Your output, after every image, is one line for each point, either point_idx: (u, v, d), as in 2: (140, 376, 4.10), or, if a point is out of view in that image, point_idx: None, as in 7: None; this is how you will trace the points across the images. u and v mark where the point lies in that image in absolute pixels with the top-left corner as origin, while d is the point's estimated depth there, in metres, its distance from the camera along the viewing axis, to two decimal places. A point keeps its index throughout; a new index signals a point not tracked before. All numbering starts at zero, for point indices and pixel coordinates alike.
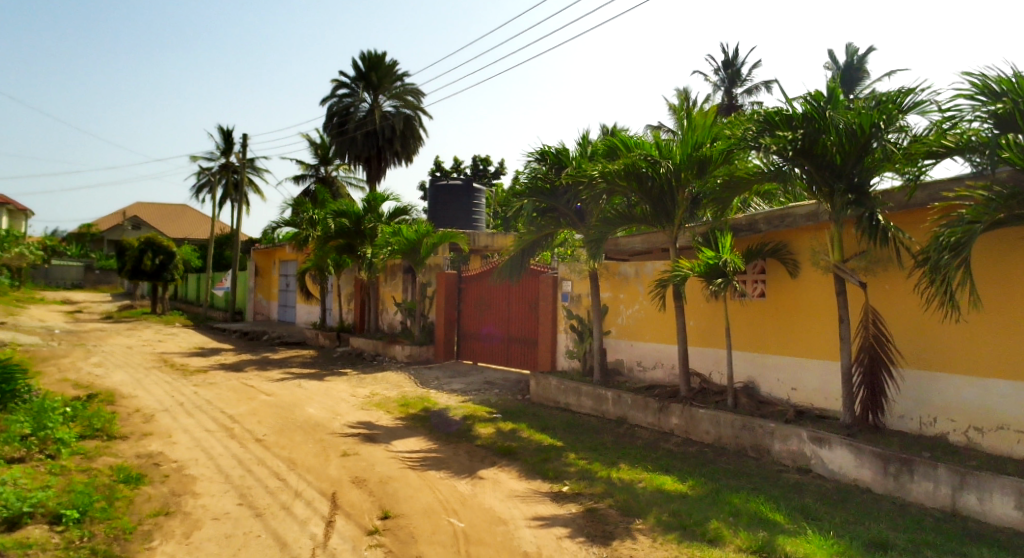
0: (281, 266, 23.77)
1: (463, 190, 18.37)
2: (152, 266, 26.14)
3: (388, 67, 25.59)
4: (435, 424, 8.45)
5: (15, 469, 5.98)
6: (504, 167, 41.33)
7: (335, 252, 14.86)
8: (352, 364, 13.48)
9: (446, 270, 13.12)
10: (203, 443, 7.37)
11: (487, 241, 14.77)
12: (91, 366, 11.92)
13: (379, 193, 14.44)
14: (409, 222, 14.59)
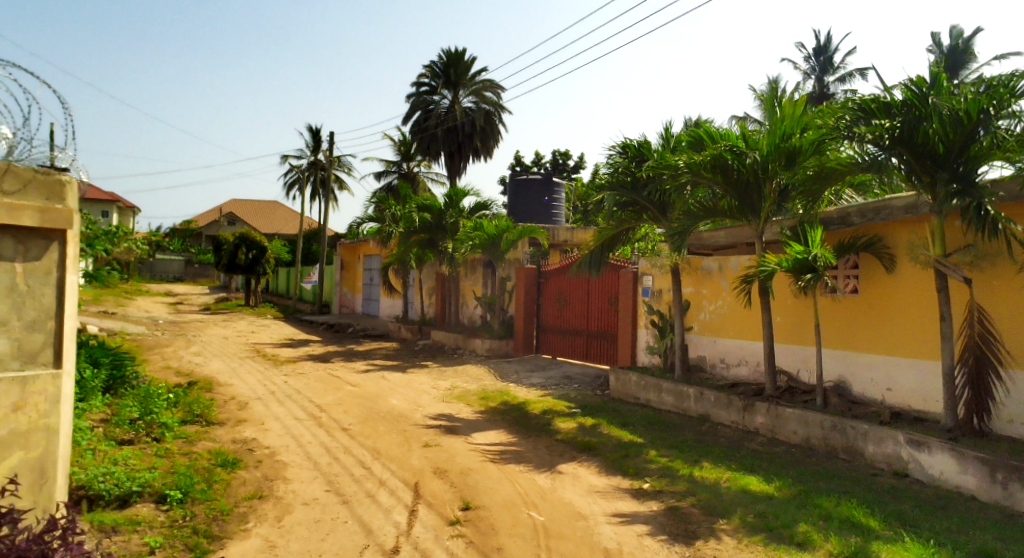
0: (364, 261, 24.50)
1: (542, 185, 18.35)
2: (246, 261, 27.30)
3: (467, 64, 25.85)
4: (515, 417, 8.48)
5: (125, 450, 6.36)
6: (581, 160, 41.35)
7: (417, 247, 15.26)
8: (433, 356, 13.76)
9: (525, 264, 13.19)
10: (293, 431, 7.65)
11: (566, 236, 14.62)
12: (191, 355, 12.60)
13: (460, 188, 14.58)
14: (489, 217, 14.72)
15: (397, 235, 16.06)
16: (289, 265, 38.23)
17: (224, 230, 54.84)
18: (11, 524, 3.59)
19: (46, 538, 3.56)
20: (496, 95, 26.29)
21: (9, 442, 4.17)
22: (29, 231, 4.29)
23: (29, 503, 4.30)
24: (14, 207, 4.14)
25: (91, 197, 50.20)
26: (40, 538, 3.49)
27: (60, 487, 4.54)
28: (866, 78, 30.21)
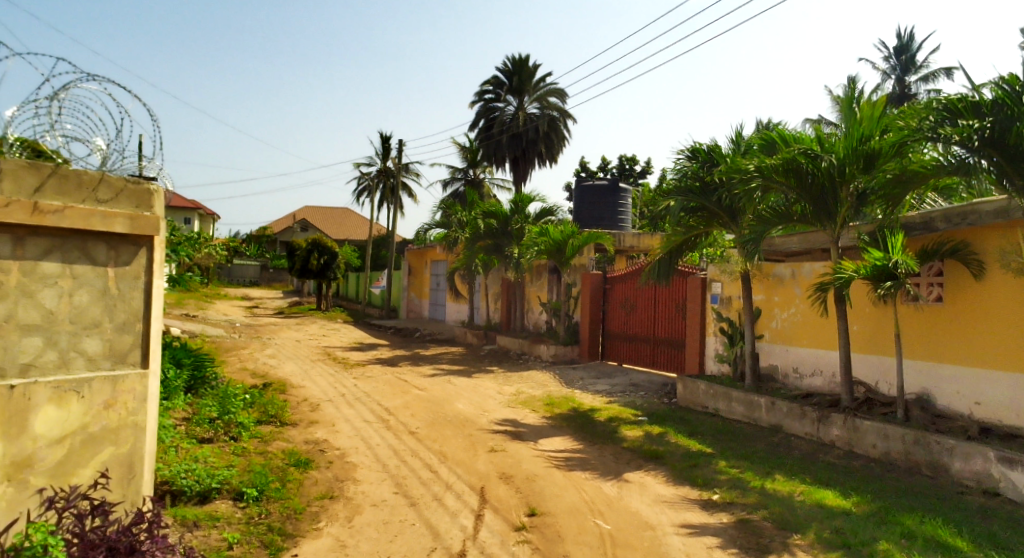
0: (431, 266, 24.92)
1: (609, 192, 18.52)
2: (318, 266, 28.12)
3: (530, 71, 26.44)
4: (581, 424, 8.46)
5: (205, 448, 6.61)
6: (647, 167, 41.29)
7: (483, 252, 15.46)
8: (499, 361, 13.89)
9: (591, 270, 13.22)
10: (362, 433, 7.82)
11: (632, 242, 14.82)
12: (266, 356, 13.09)
13: (526, 194, 14.70)
14: (555, 222, 14.76)
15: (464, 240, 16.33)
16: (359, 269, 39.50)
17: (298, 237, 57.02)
18: (103, 515, 3.77)
19: (134, 530, 3.75)
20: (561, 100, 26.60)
21: (101, 438, 4.34)
22: (121, 237, 4.42)
23: (119, 496, 4.49)
24: (108, 215, 4.26)
25: (178, 205, 53.36)
26: (131, 529, 3.76)
27: (146, 481, 4.76)
28: (952, 76, 28.98)
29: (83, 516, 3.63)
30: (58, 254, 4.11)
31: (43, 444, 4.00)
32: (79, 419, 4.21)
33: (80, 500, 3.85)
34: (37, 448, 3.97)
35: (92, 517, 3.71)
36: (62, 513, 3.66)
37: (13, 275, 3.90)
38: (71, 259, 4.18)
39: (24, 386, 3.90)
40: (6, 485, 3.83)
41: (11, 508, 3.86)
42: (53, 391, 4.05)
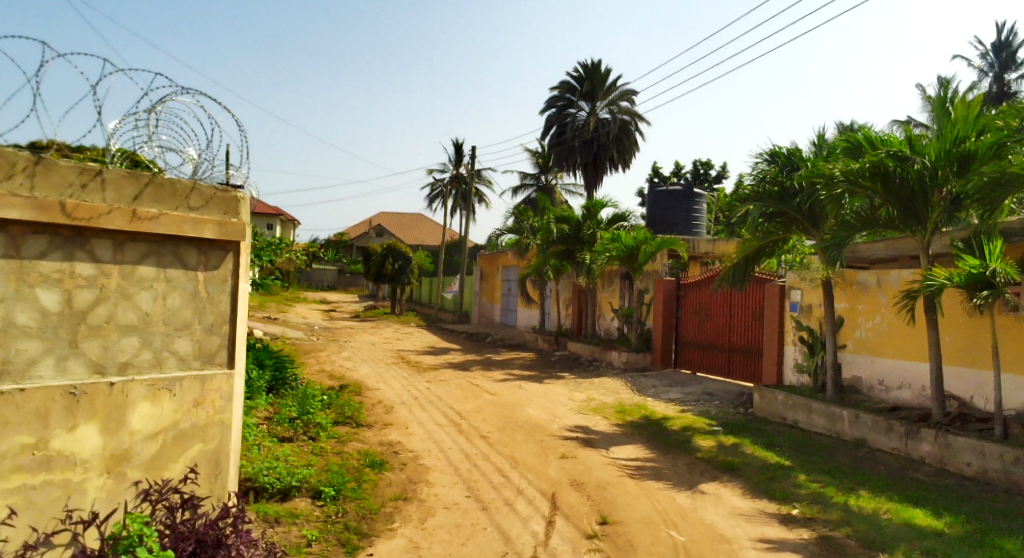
0: (503, 271, 25.19)
1: (684, 196, 19.16)
2: (393, 270, 28.84)
3: (603, 76, 28.52)
4: (653, 433, 8.39)
5: (285, 447, 6.86)
6: (722, 172, 40.84)
7: (555, 258, 15.56)
8: (570, 368, 13.99)
9: (664, 277, 13.24)
10: (435, 436, 7.98)
11: (708, 247, 15.31)
12: (343, 359, 13.60)
13: (599, 200, 14.78)
14: (627, 228, 14.84)
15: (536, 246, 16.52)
16: (432, 273, 40.47)
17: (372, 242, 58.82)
18: (192, 509, 3.90)
19: (219, 524, 3.87)
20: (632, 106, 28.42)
21: (191, 435, 4.33)
22: (211, 243, 4.41)
23: (207, 491, 4.46)
24: (199, 221, 4.25)
25: (259, 211, 56.42)
26: (216, 524, 3.82)
27: (233, 478, 4.71)
28: None
29: (174, 508, 3.82)
30: (154, 259, 4.13)
31: (139, 439, 4.04)
32: (171, 416, 4.22)
33: (172, 493, 4.01)
34: (134, 442, 4.01)
35: (182, 510, 3.86)
36: (156, 504, 3.84)
37: (113, 278, 3.92)
38: (165, 264, 4.18)
39: (122, 383, 3.95)
40: (106, 477, 3.89)
41: (110, 498, 3.92)
42: (148, 389, 4.08)
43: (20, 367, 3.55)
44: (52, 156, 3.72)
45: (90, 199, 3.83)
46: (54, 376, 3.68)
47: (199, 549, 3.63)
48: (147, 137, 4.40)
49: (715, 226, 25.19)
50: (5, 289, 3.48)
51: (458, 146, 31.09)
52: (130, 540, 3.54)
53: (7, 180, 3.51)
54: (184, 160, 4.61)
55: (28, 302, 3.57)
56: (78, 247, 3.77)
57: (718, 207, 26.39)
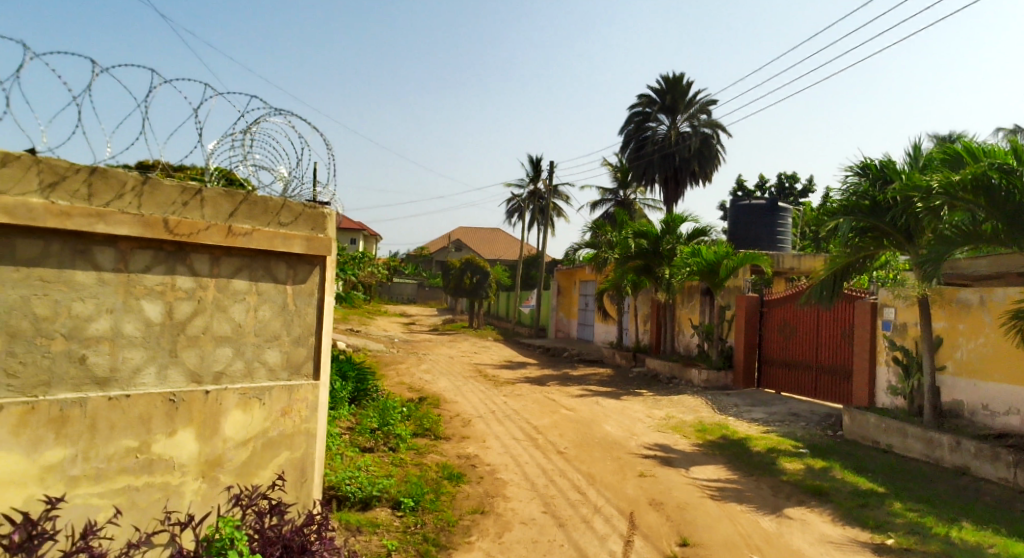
0: (580, 286, 25.07)
1: (768, 210, 18.51)
2: (472, 284, 29.33)
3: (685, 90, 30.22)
4: (736, 453, 8.04)
5: (368, 457, 7.03)
6: (809, 186, 39.15)
7: (633, 273, 15.32)
8: (648, 385, 13.69)
9: (746, 293, 12.75)
10: (512, 450, 7.98)
11: (793, 263, 14.66)
12: (422, 371, 13.90)
13: (678, 215, 14.52)
14: (708, 243, 14.50)
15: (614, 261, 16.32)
16: (509, 288, 40.84)
17: (449, 256, 60.07)
18: (279, 514, 4.03)
19: (305, 531, 3.99)
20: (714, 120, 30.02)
21: (279, 443, 4.47)
22: (299, 257, 4.57)
23: (292, 498, 4.59)
24: (289, 236, 4.42)
25: (346, 225, 59.10)
26: (301, 530, 3.94)
27: (317, 486, 4.83)
28: None
29: (263, 514, 3.94)
30: (247, 272, 4.30)
31: (231, 445, 4.21)
32: (261, 423, 4.36)
33: (261, 499, 4.15)
34: (226, 449, 4.18)
35: (270, 516, 3.97)
36: (247, 508, 3.98)
37: (210, 290, 4.12)
38: (257, 277, 4.35)
39: (216, 392, 4.12)
40: (201, 481, 4.07)
41: (205, 502, 4.10)
42: (240, 398, 4.24)
43: (127, 375, 3.76)
44: (158, 176, 3.93)
45: (191, 216, 4.03)
46: (156, 384, 3.89)
47: (287, 555, 3.74)
48: (243, 157, 4.65)
49: (800, 241, 24.17)
50: (115, 300, 3.70)
51: (534, 161, 31.55)
52: (222, 543, 3.68)
53: (117, 199, 3.72)
54: (275, 178, 4.85)
55: (135, 313, 3.79)
56: (179, 262, 3.98)
57: (803, 222, 25.30)
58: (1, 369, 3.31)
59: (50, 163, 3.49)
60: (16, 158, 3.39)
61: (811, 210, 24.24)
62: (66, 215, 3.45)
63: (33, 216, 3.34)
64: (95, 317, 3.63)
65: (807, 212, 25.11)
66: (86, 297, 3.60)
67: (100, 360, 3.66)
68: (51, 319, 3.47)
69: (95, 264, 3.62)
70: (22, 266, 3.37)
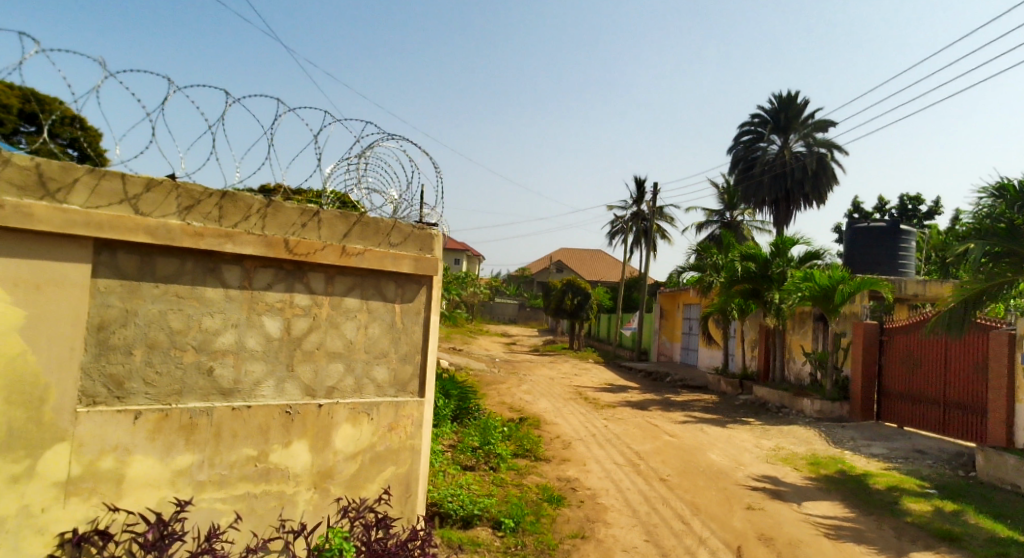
0: (684, 309, 24.24)
1: (888, 233, 17.10)
2: (572, 305, 29.19)
3: (798, 108, 29.24)
4: (855, 490, 7.33)
5: (469, 475, 7.08)
6: (937, 206, 35.74)
7: (739, 296, 14.59)
8: (755, 413, 12.89)
9: (864, 319, 11.72)
10: (613, 475, 7.75)
11: (916, 289, 13.36)
12: (522, 391, 13.94)
13: (789, 236, 13.70)
14: (822, 266, 13.55)
15: (719, 284, 15.66)
16: (609, 310, 40.28)
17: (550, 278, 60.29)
18: (384, 528, 4.17)
19: (409, 546, 4.04)
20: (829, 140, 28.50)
21: (385, 457, 4.60)
22: (407, 276, 4.73)
23: (397, 513, 4.68)
24: (398, 257, 4.60)
25: (451, 246, 61.09)
26: (405, 544, 4.03)
27: (421, 503, 4.89)
28: None
29: (369, 526, 4.11)
30: (359, 290, 4.50)
31: (341, 458, 4.37)
32: (369, 438, 4.51)
33: (368, 512, 4.29)
34: (337, 461, 4.35)
35: (376, 530, 4.13)
36: (354, 521, 4.15)
37: (325, 308, 4.34)
38: (368, 296, 4.55)
39: (328, 405, 4.32)
40: (313, 492, 4.26)
41: (316, 512, 4.27)
42: (350, 412, 4.41)
43: (248, 387, 4.02)
44: (280, 199, 4.20)
45: (309, 236, 4.28)
46: (274, 396, 4.13)
47: None
48: (356, 181, 4.93)
49: (926, 265, 22.07)
50: (240, 316, 3.99)
51: (637, 181, 31.17)
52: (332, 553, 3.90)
53: (245, 220, 4.01)
54: (387, 201, 5.08)
55: (257, 328, 4.05)
56: (298, 280, 4.23)
57: (930, 246, 23.09)
58: (141, 378, 3.63)
59: (187, 188, 3.81)
60: (159, 184, 3.71)
61: (940, 233, 22.08)
62: (199, 235, 3.76)
63: (172, 237, 3.66)
64: (222, 331, 3.92)
65: (934, 235, 22.90)
66: (214, 313, 3.89)
67: (225, 372, 3.94)
68: (184, 333, 3.78)
69: (222, 281, 3.92)
70: (161, 282, 3.69)
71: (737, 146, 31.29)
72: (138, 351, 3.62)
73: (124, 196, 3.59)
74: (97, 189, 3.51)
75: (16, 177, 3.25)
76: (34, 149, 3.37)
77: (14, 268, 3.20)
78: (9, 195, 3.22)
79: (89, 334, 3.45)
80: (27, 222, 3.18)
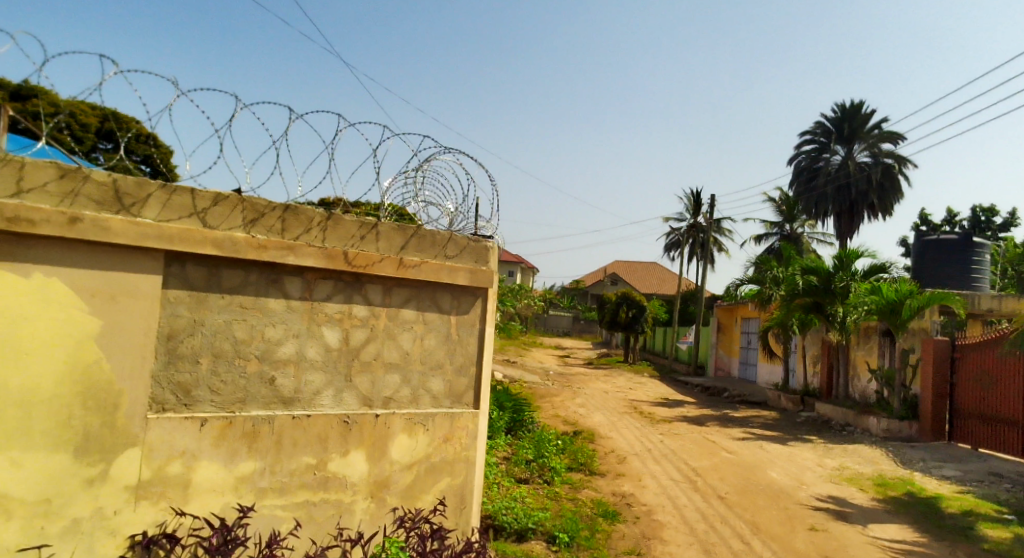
0: (742, 323, 23.50)
1: (961, 246, 16.15)
2: (627, 318, 28.78)
3: (863, 118, 28.10)
4: (927, 513, 6.86)
5: (524, 488, 7.03)
6: (1013, 218, 33.50)
7: (801, 310, 14.01)
8: (816, 431, 12.31)
9: (934, 336, 11.06)
10: (669, 491, 7.53)
11: (992, 304, 12.52)
12: (576, 405, 13.79)
13: (853, 249, 13.10)
14: (889, 280, 12.88)
15: (779, 298, 15.10)
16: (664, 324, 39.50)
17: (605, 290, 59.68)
18: (439, 539, 4.12)
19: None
20: (897, 151, 27.24)
21: (440, 468, 4.62)
22: (462, 288, 4.77)
23: (452, 524, 4.69)
24: (454, 269, 4.65)
25: (506, 259, 61.60)
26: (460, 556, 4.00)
27: (476, 514, 4.88)
28: None
29: (425, 537, 4.07)
30: (415, 302, 4.56)
31: (397, 468, 4.42)
32: (425, 448, 4.55)
33: (423, 523, 4.30)
34: (393, 471, 4.40)
35: (431, 540, 4.08)
36: (410, 531, 4.16)
37: (382, 319, 4.41)
38: (424, 307, 4.60)
39: (385, 415, 4.38)
40: (370, 501, 4.31)
41: (373, 521, 4.33)
42: (406, 423, 4.46)
43: (308, 396, 4.12)
44: (340, 212, 4.30)
45: (367, 248, 4.37)
46: (333, 406, 4.21)
47: None
48: (413, 194, 5.02)
49: (1002, 280, 20.68)
50: (301, 326, 4.10)
51: (694, 195, 30.42)
52: None
53: (306, 233, 4.13)
54: (442, 214, 5.13)
55: (317, 338, 4.16)
56: (356, 291, 4.32)
57: (1005, 260, 21.63)
58: (207, 386, 3.77)
59: (252, 202, 3.95)
60: (226, 198, 3.87)
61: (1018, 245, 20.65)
62: (263, 247, 3.89)
63: (237, 249, 3.80)
64: (283, 341, 4.04)
65: (1010, 247, 21.44)
66: (276, 323, 4.02)
67: (286, 382, 4.05)
68: (248, 342, 3.92)
69: (284, 292, 4.04)
70: (227, 294, 3.84)
71: (797, 157, 30.32)
72: (204, 359, 3.77)
73: (193, 209, 3.76)
74: (168, 204, 3.68)
75: (95, 194, 3.45)
76: (111, 166, 3.56)
77: (91, 279, 3.39)
78: (89, 210, 3.42)
79: (160, 343, 3.62)
80: (104, 236, 3.37)
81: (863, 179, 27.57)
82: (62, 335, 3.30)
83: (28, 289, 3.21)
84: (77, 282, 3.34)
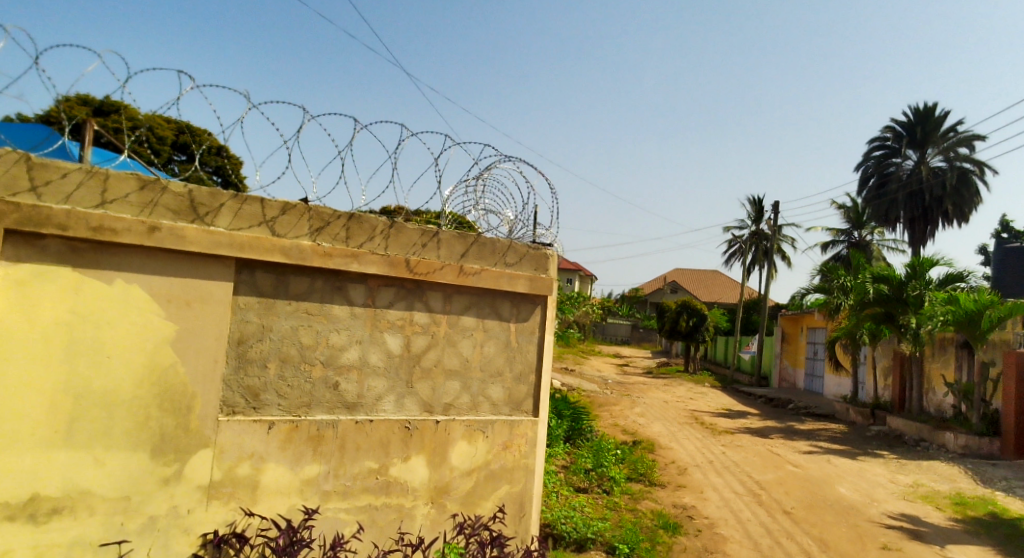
0: (809, 333, 22.51)
1: None
2: (688, 327, 28.08)
3: (938, 121, 26.43)
4: (1014, 535, 6.33)
5: (583, 497, 6.94)
6: None
7: (871, 320, 13.29)
8: (889, 446, 11.60)
9: (1017, 348, 10.31)
10: (732, 505, 7.25)
11: None
12: (636, 414, 13.54)
13: (927, 257, 12.32)
14: (967, 289, 12.06)
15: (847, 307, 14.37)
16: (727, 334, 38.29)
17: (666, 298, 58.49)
18: (498, 547, 4.08)
19: None
20: (975, 155, 25.59)
21: (499, 476, 4.61)
22: (522, 295, 4.77)
23: (512, 532, 4.67)
24: (514, 276, 4.65)
25: (564, 267, 61.41)
26: None
27: (535, 523, 4.85)
28: None
29: (484, 544, 4.05)
30: (475, 309, 4.59)
31: (457, 474, 4.44)
32: (485, 455, 4.55)
33: (482, 530, 4.28)
34: (453, 477, 4.43)
35: (490, 548, 4.04)
36: (469, 538, 4.15)
37: (443, 326, 4.46)
38: (484, 315, 4.62)
39: (445, 421, 4.41)
40: (430, 506, 4.35)
41: (433, 526, 4.37)
42: (466, 429, 4.48)
43: (370, 401, 4.20)
44: (402, 221, 4.39)
45: (429, 256, 4.43)
46: (394, 411, 4.28)
47: None
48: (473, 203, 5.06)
49: None
50: (364, 333, 4.19)
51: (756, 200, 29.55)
52: None
53: (370, 241, 4.23)
54: (502, 222, 5.15)
55: (379, 344, 4.24)
56: (417, 298, 4.38)
57: None
58: (274, 390, 3.91)
59: (318, 211, 4.08)
60: (293, 208, 4.01)
61: None
62: (328, 255, 4.01)
63: (303, 256, 3.93)
64: (347, 347, 4.14)
65: None
66: (341, 329, 4.12)
67: (350, 387, 4.15)
68: (314, 347, 4.03)
69: (348, 299, 4.15)
70: (293, 300, 3.97)
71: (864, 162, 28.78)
72: (272, 364, 3.91)
73: (263, 218, 3.91)
74: (239, 213, 3.84)
75: (172, 203, 3.65)
76: (187, 177, 3.76)
77: (168, 286, 3.57)
78: (167, 219, 3.62)
79: (231, 347, 3.78)
80: (181, 244, 3.56)
81: (938, 185, 26.03)
82: (141, 340, 3.49)
83: (111, 296, 3.41)
84: (155, 289, 3.53)
